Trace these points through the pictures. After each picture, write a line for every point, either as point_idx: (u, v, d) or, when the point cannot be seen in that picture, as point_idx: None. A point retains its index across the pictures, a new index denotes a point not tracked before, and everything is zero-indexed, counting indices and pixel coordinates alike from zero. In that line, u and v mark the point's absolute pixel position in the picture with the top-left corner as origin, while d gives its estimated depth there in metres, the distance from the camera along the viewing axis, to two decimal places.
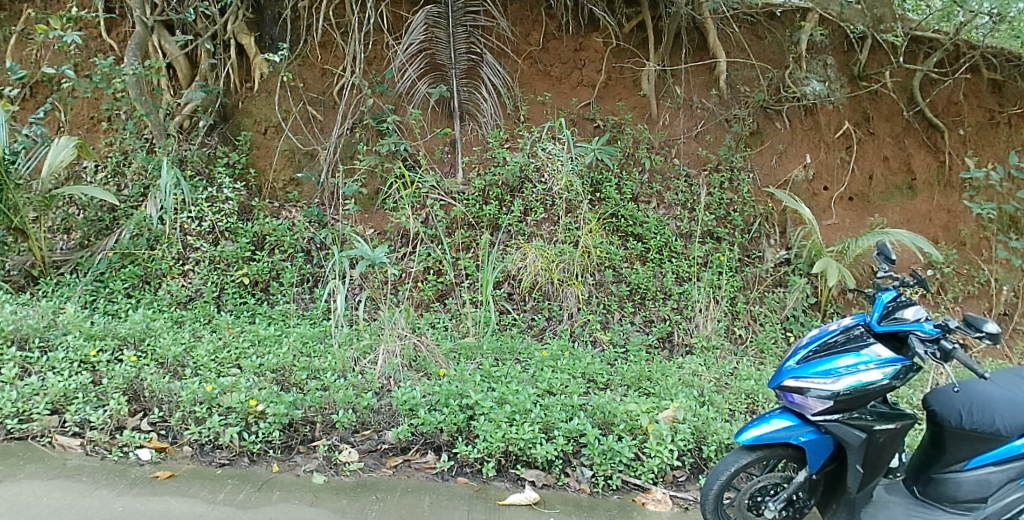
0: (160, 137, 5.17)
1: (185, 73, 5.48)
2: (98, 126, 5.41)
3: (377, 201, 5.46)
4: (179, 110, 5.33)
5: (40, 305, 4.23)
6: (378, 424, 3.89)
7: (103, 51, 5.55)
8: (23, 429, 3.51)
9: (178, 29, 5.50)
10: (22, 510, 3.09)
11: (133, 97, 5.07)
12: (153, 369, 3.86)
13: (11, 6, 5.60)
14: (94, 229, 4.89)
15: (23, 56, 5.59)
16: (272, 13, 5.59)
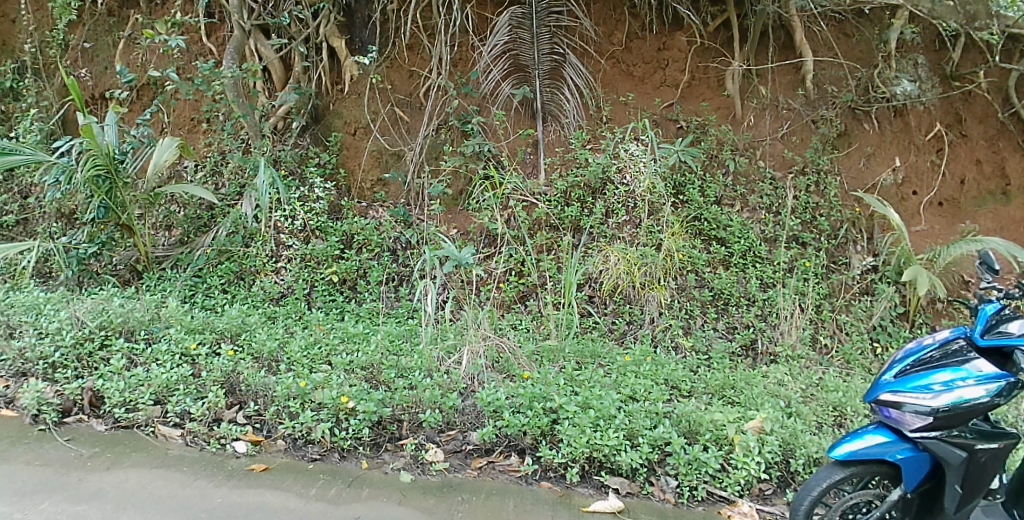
0: (256, 137, 5.30)
1: (279, 75, 5.60)
2: (198, 127, 5.62)
3: (461, 201, 5.47)
4: (273, 111, 5.46)
5: (144, 298, 4.39)
6: (463, 424, 3.90)
7: (203, 55, 5.73)
8: (129, 418, 3.63)
9: (273, 33, 5.63)
10: (128, 497, 3.19)
11: (230, 98, 5.20)
12: (249, 363, 3.94)
13: (120, 13, 5.91)
14: (193, 226, 5.04)
15: (130, 60, 5.86)
16: (363, 16, 5.66)
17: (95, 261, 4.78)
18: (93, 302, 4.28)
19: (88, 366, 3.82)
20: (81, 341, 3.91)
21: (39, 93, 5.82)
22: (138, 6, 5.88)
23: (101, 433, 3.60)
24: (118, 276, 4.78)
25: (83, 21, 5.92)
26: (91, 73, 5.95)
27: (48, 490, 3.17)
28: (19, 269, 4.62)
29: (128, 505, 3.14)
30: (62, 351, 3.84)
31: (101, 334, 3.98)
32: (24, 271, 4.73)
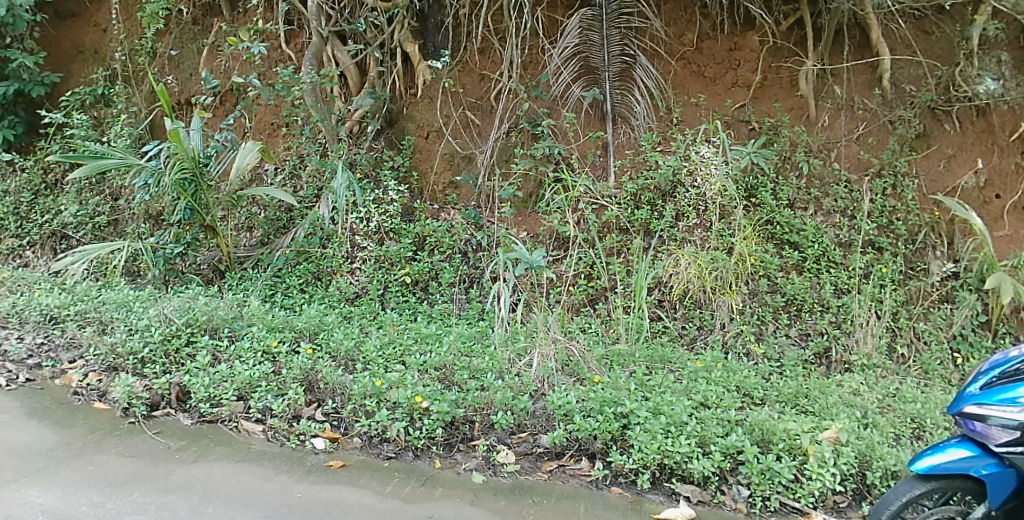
0: (334, 141, 5.40)
1: (355, 80, 5.70)
2: (278, 131, 5.80)
3: (530, 204, 5.48)
4: (350, 116, 5.58)
5: (227, 297, 4.54)
6: (534, 427, 3.88)
7: (283, 61, 5.91)
8: (213, 413, 3.75)
9: (350, 39, 5.72)
10: (214, 490, 3.29)
11: (309, 104, 5.31)
12: (327, 362, 4.03)
13: (205, 22, 6.16)
14: (273, 228, 5.18)
15: (215, 66, 6.06)
16: (435, 21, 5.71)
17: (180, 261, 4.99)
18: (178, 300, 4.44)
19: (175, 362, 3.95)
20: (169, 338, 4.05)
21: (129, 100, 6.12)
22: (222, 15, 6.11)
23: (188, 427, 3.71)
24: (202, 276, 4.95)
25: (169, 30, 6.21)
26: (177, 79, 6.21)
27: (138, 481, 3.30)
28: (110, 267, 4.89)
29: (213, 498, 3.24)
30: (151, 347, 3.98)
31: (188, 331, 4.12)
32: (115, 269, 4.96)
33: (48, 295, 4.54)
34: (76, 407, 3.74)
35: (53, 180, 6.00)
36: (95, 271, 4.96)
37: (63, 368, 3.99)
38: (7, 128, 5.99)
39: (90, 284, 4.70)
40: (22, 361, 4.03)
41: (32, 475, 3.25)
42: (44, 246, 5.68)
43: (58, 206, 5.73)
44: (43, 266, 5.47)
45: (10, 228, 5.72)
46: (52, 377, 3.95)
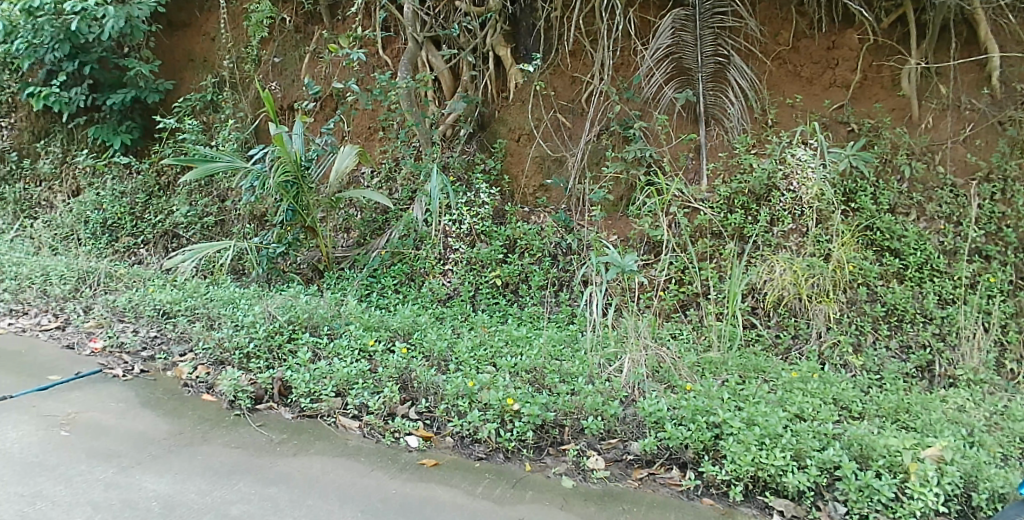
0: (427, 144, 5.51)
1: (449, 85, 5.78)
2: (375, 136, 5.94)
3: (621, 207, 5.39)
4: (443, 120, 5.65)
5: (326, 296, 4.67)
6: (625, 433, 3.84)
7: (379, 67, 6.08)
8: (313, 408, 3.86)
9: (444, 44, 5.81)
10: (314, 483, 3.40)
11: (404, 108, 5.46)
12: (421, 362, 4.09)
13: (306, 29, 6.39)
14: (369, 229, 5.33)
15: (316, 73, 6.28)
16: (527, 25, 5.74)
17: (282, 260, 5.12)
18: (281, 298, 4.62)
19: (277, 357, 4.09)
20: (272, 334, 4.21)
21: (236, 105, 6.44)
22: (322, 23, 6.32)
23: (289, 421, 3.83)
24: (301, 275, 5.13)
25: (273, 38, 6.46)
26: (280, 85, 6.47)
27: (243, 471, 3.44)
28: (217, 265, 5.09)
29: (313, 491, 3.34)
30: (255, 342, 4.15)
31: (290, 328, 4.27)
32: (222, 268, 5.18)
33: (161, 291, 4.77)
34: (186, 398, 3.91)
35: (166, 182, 6.41)
36: (203, 269, 5.19)
37: (174, 361, 4.18)
38: (125, 133, 6.52)
39: (199, 281, 4.93)
40: (138, 353, 4.27)
41: (147, 462, 3.42)
42: (157, 245, 6.03)
43: (171, 207, 6.08)
44: (156, 264, 5.79)
45: (126, 227, 6.11)
46: (164, 369, 4.14)
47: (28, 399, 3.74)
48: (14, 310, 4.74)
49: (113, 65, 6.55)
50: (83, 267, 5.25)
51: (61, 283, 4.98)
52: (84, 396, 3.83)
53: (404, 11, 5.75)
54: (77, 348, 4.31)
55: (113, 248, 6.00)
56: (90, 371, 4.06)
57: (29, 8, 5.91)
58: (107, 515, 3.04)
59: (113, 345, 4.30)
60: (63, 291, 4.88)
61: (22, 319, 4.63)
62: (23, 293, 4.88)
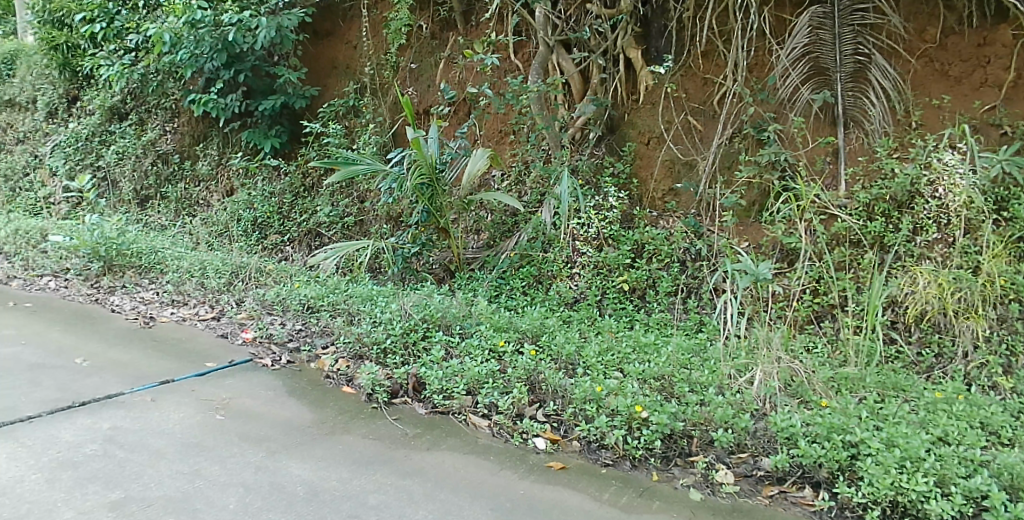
0: (557, 148, 5.60)
1: (578, 87, 5.77)
2: (505, 139, 6.03)
3: (753, 213, 5.20)
4: (573, 123, 5.70)
5: (458, 296, 4.77)
6: (756, 448, 3.68)
7: (512, 71, 6.13)
8: (445, 405, 3.93)
9: (574, 47, 5.81)
10: (446, 478, 3.47)
11: (535, 112, 5.56)
12: (549, 364, 4.10)
13: (441, 36, 6.58)
14: (499, 231, 5.43)
15: (450, 78, 6.45)
16: (659, 26, 5.63)
17: (415, 259, 5.32)
18: (416, 296, 4.78)
19: (412, 354, 4.22)
20: (408, 331, 4.35)
21: (375, 111, 6.65)
22: (457, 29, 6.48)
23: (423, 416, 3.92)
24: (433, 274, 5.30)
25: (410, 45, 6.69)
26: (417, 90, 6.70)
27: (379, 462, 3.55)
28: (356, 264, 5.31)
29: (445, 485, 3.41)
30: (392, 338, 4.30)
31: (424, 326, 4.40)
32: (360, 266, 5.41)
33: (306, 286, 5.08)
34: (328, 389, 4.10)
35: (310, 183, 6.72)
36: (344, 267, 5.46)
37: (317, 353, 4.41)
38: (275, 136, 6.88)
39: (339, 278, 5.18)
40: (285, 344, 4.54)
41: (292, 449, 3.60)
42: (302, 243, 6.42)
43: (314, 206, 6.43)
44: (300, 261, 6.22)
45: (274, 225, 6.56)
46: (308, 361, 4.38)
47: (189, 384, 4.03)
48: (175, 300, 5.11)
49: (265, 73, 6.91)
50: (234, 263, 5.61)
51: (217, 276, 5.35)
52: (236, 383, 4.08)
53: (536, 16, 5.83)
54: (231, 337, 4.62)
55: (262, 244, 6.50)
56: (242, 360, 4.34)
57: (192, 20, 6.40)
58: (258, 496, 3.22)
59: (263, 336, 4.59)
60: (218, 283, 5.24)
61: (183, 309, 5.00)
62: (183, 285, 5.26)
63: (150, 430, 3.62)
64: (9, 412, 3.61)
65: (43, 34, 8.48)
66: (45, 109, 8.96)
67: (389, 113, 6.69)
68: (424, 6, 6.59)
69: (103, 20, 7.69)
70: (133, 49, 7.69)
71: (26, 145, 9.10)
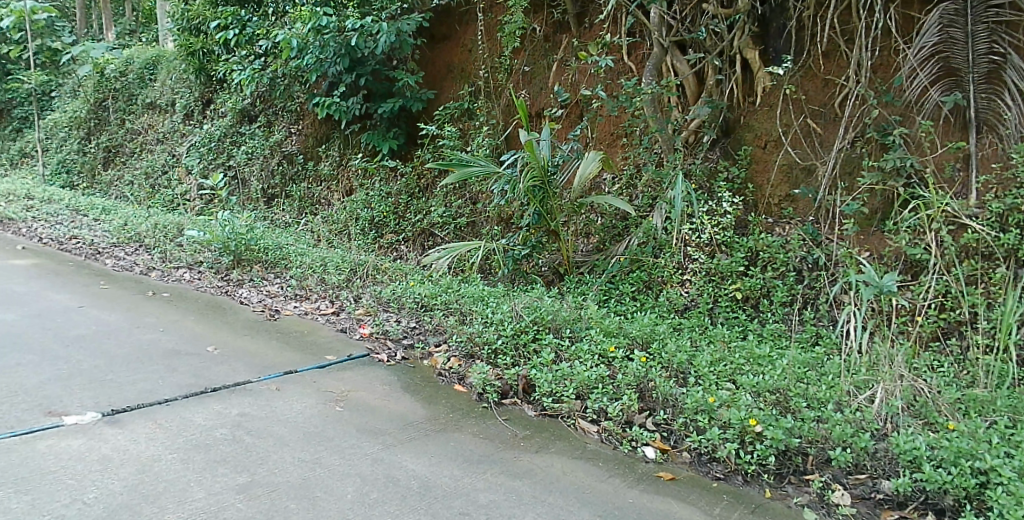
0: (670, 152, 5.52)
1: (693, 90, 5.67)
2: (618, 142, 6.05)
3: (876, 221, 4.93)
4: (686, 126, 5.60)
5: (568, 300, 4.81)
6: (875, 469, 3.43)
7: (625, 72, 6.10)
8: (555, 408, 3.92)
9: (690, 48, 5.70)
10: (554, 482, 3.42)
11: (648, 115, 5.53)
12: (660, 372, 4.01)
13: (554, 38, 6.56)
14: (609, 235, 5.45)
15: (563, 80, 6.44)
16: (778, 25, 5.44)
17: (524, 262, 5.43)
18: (527, 299, 4.82)
19: (523, 356, 4.25)
20: (519, 332, 4.40)
21: (489, 113, 6.80)
22: (570, 32, 6.45)
23: (532, 418, 3.92)
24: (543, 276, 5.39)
25: (524, 47, 6.71)
26: (530, 93, 6.70)
27: (490, 462, 3.56)
28: (468, 264, 5.47)
29: (554, 489, 3.36)
30: (503, 339, 4.36)
31: (535, 328, 4.43)
32: (472, 266, 5.56)
33: (420, 285, 5.19)
34: (440, 386, 4.18)
35: (425, 183, 6.97)
36: (456, 266, 5.59)
37: (430, 351, 4.51)
38: (392, 138, 7.15)
39: (451, 278, 5.33)
40: (399, 340, 4.67)
41: (406, 443, 3.67)
42: (416, 241, 6.71)
43: (428, 207, 6.66)
44: (414, 260, 6.51)
45: (390, 225, 6.88)
46: (421, 358, 4.48)
47: (310, 375, 4.21)
48: (298, 294, 5.36)
49: (384, 76, 7.20)
50: (353, 260, 5.84)
51: (336, 272, 5.60)
52: (354, 377, 4.23)
53: (650, 17, 5.76)
54: (349, 331, 4.80)
55: (378, 242, 6.88)
56: (359, 354, 4.50)
57: (318, 27, 6.81)
58: (373, 488, 3.30)
59: (379, 332, 4.73)
60: (337, 279, 5.47)
61: (305, 303, 5.24)
62: (306, 280, 5.52)
63: (274, 418, 3.79)
64: (149, 395, 3.86)
65: (183, 40, 9.38)
66: (182, 110, 9.93)
67: (503, 115, 6.79)
68: (539, 10, 6.61)
69: (235, 27, 8.32)
70: (263, 54, 8.27)
71: (166, 144, 10.02)
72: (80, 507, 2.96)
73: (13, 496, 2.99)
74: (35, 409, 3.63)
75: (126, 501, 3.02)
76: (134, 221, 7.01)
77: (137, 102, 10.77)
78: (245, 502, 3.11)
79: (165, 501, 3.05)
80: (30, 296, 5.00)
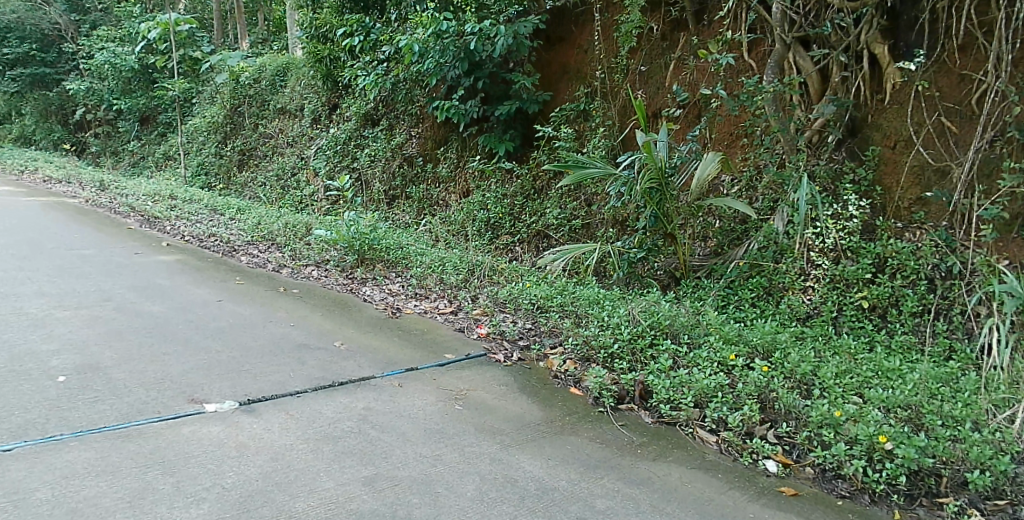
0: (791, 152, 5.34)
1: (817, 87, 5.43)
2: (738, 142, 5.92)
3: (1017, 227, 4.53)
4: (809, 125, 5.37)
5: (686, 303, 4.84)
6: (1017, 496, 3.25)
7: (746, 71, 5.96)
8: (672, 415, 3.88)
9: (814, 44, 5.46)
10: (673, 491, 3.36)
11: (770, 114, 5.40)
12: (782, 382, 3.90)
13: (671, 36, 6.58)
14: (727, 239, 5.45)
15: (680, 80, 6.44)
16: (909, 18, 5.12)
17: (639, 265, 5.54)
18: (643, 303, 4.83)
19: (640, 361, 4.24)
20: (635, 337, 4.40)
21: (605, 113, 6.87)
22: (688, 29, 6.44)
23: (649, 425, 3.89)
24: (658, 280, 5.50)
25: (641, 47, 6.76)
26: (647, 93, 6.73)
27: (607, 467, 3.53)
28: (583, 266, 5.54)
29: (673, 499, 3.30)
30: (620, 344, 4.36)
31: (652, 333, 4.41)
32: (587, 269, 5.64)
33: (536, 286, 5.34)
34: (556, 389, 4.23)
35: (540, 185, 7.14)
36: (572, 269, 5.70)
37: (546, 352, 4.59)
38: (508, 140, 7.45)
39: (566, 279, 5.42)
40: (516, 341, 4.77)
41: (524, 444, 3.71)
42: (530, 244, 6.86)
43: (543, 209, 6.85)
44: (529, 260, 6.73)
45: (505, 226, 7.11)
46: (537, 359, 4.56)
47: (430, 372, 4.34)
48: (418, 293, 5.56)
49: (501, 79, 7.58)
50: (470, 261, 6.06)
51: (455, 272, 5.79)
52: (472, 375, 4.33)
53: (773, 12, 5.61)
54: (467, 331, 4.93)
55: (494, 243, 7.10)
56: (477, 354, 4.60)
57: (437, 31, 7.25)
58: (493, 487, 3.34)
59: (496, 332, 4.86)
60: (456, 280, 5.65)
61: (425, 302, 5.41)
62: (426, 279, 5.71)
63: (397, 413, 3.91)
64: (282, 387, 4.07)
65: (312, 48, 9.80)
66: (311, 114, 10.69)
67: (619, 116, 6.84)
68: (656, 8, 6.65)
69: (360, 34, 8.59)
70: (385, 60, 8.64)
71: (295, 148, 10.71)
72: (219, 491, 3.14)
73: (160, 477, 3.20)
74: (180, 396, 3.89)
75: (260, 488, 3.19)
76: (267, 221, 7.43)
77: (270, 108, 11.63)
78: (372, 494, 3.22)
79: (298, 490, 3.20)
80: (176, 289, 5.37)
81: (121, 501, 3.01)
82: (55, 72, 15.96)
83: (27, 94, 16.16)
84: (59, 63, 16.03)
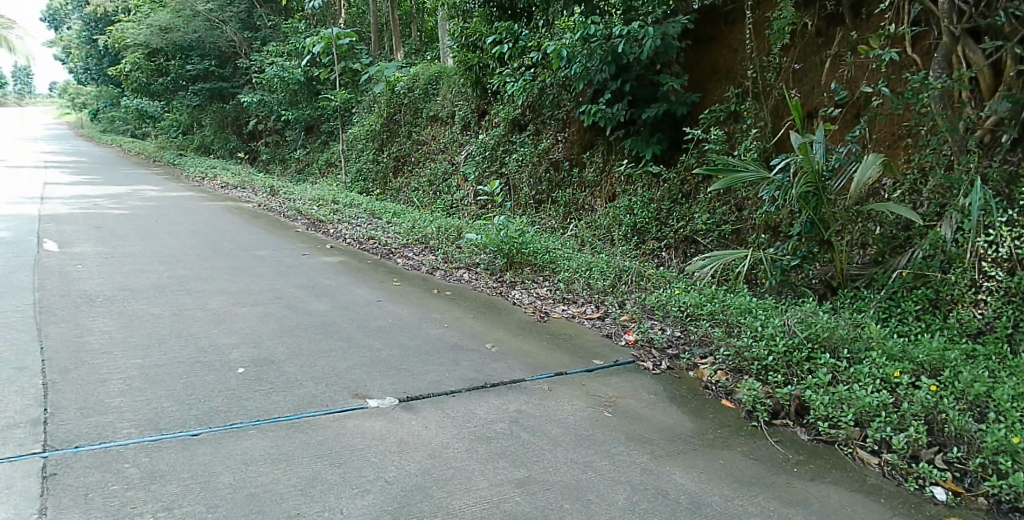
0: (961, 152, 5.05)
1: (989, 83, 5.08)
2: (901, 143, 5.67)
3: None
4: (980, 123, 5.04)
5: (846, 316, 4.73)
6: None
7: (910, 66, 5.67)
8: (831, 434, 3.80)
9: (987, 35, 5.12)
10: (832, 512, 3.27)
11: (936, 112, 5.12)
12: (954, 404, 3.66)
13: (827, 33, 6.44)
14: (888, 245, 5.27)
15: (837, 77, 6.26)
16: None
17: (793, 273, 5.52)
18: (799, 313, 4.77)
19: (795, 374, 4.18)
20: (791, 350, 4.32)
21: (757, 115, 6.78)
22: (845, 24, 6.29)
23: (805, 442, 3.84)
24: (813, 289, 5.45)
25: (795, 44, 6.65)
26: (801, 92, 6.56)
27: (760, 485, 3.47)
28: (734, 274, 5.57)
29: None
30: (774, 356, 4.30)
31: (809, 346, 4.33)
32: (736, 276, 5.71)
33: (685, 293, 5.37)
34: (708, 400, 4.25)
35: (687, 189, 7.20)
36: (721, 275, 5.81)
37: (695, 362, 4.61)
38: (655, 144, 7.50)
39: (717, 288, 5.45)
40: (665, 349, 4.81)
41: (675, 455, 3.70)
42: (677, 249, 7.01)
43: (692, 214, 6.92)
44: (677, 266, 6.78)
45: (651, 232, 7.26)
46: (687, 369, 4.60)
47: (580, 377, 4.45)
48: (566, 297, 5.70)
49: (648, 81, 7.52)
50: (617, 266, 6.18)
51: (602, 277, 5.88)
52: (620, 383, 4.41)
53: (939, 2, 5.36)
54: (614, 337, 5.05)
55: (640, 248, 7.31)
56: (626, 361, 4.72)
57: (585, 35, 7.39)
58: (643, 495, 3.35)
59: (645, 339, 4.93)
60: (603, 285, 5.74)
61: (573, 306, 5.55)
62: (573, 283, 5.84)
63: (549, 417, 4.01)
64: (439, 386, 4.27)
65: (462, 56, 10.19)
66: (460, 122, 11.10)
67: (772, 116, 6.74)
68: (811, 4, 6.55)
69: (509, 41, 8.82)
70: (534, 65, 8.92)
71: (446, 154, 11.16)
72: (382, 485, 3.30)
73: (328, 467, 3.40)
74: (346, 391, 4.14)
75: (419, 483, 3.32)
76: (420, 224, 7.82)
77: (420, 115, 12.20)
78: (523, 496, 3.29)
79: (453, 487, 3.31)
80: (341, 288, 5.76)
81: (294, 488, 3.21)
82: (231, 85, 17.85)
83: (207, 107, 18.24)
84: (234, 77, 17.87)
